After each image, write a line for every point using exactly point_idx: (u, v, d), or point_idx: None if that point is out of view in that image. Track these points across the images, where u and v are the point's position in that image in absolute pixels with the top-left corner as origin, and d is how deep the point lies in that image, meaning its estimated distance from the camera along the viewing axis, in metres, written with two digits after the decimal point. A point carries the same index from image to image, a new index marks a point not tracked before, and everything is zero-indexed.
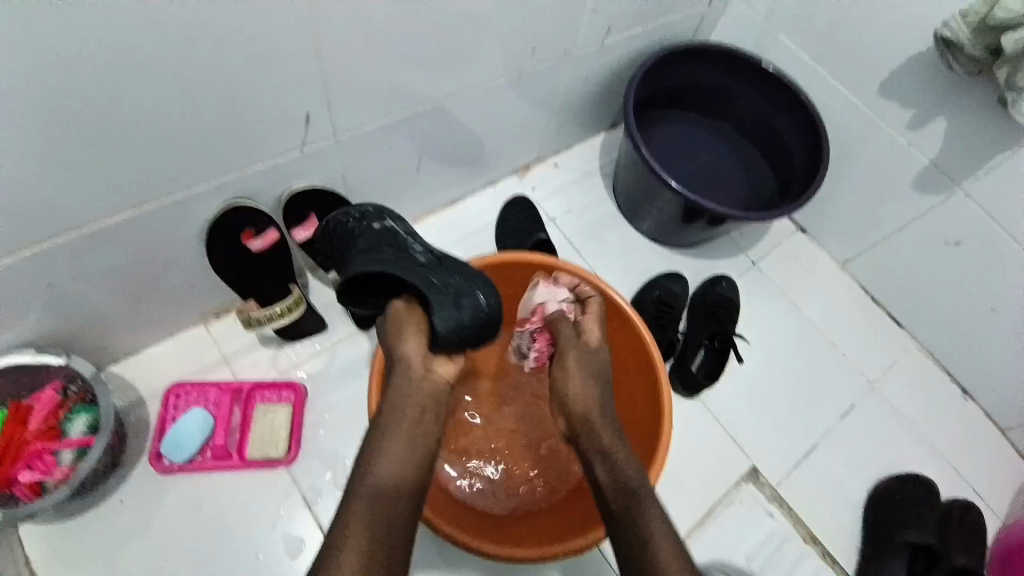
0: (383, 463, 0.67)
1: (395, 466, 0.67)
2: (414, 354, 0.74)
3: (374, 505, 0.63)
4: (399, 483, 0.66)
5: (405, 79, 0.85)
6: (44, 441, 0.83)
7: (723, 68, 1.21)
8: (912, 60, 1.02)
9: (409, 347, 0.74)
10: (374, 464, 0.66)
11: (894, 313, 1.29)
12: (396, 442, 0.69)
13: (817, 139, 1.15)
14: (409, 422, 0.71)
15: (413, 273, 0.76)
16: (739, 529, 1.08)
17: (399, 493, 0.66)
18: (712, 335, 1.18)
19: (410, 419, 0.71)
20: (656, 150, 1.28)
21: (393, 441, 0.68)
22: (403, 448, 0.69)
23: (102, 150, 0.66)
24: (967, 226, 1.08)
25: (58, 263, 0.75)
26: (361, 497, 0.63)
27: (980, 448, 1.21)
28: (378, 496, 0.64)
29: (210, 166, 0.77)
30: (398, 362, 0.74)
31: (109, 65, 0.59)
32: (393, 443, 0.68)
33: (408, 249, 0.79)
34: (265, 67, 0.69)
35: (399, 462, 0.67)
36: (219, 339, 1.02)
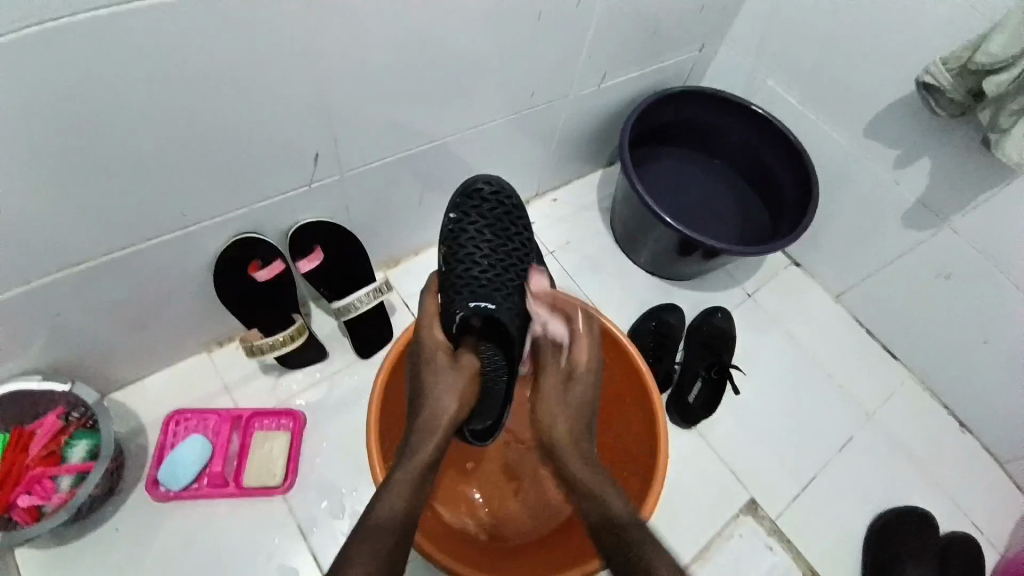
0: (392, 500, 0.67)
1: (405, 508, 0.68)
2: (451, 411, 0.74)
3: (381, 539, 0.64)
4: (405, 521, 0.67)
5: (407, 118, 0.89)
6: (44, 466, 0.85)
7: (714, 108, 1.26)
8: (896, 103, 1.06)
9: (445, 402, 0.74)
10: (382, 503, 0.67)
11: (889, 345, 1.30)
12: (408, 483, 0.69)
13: (807, 176, 1.18)
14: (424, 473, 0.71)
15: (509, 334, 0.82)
16: (739, 563, 1.07)
17: (404, 532, 0.67)
18: (710, 366, 1.19)
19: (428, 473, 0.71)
20: (652, 184, 1.31)
21: (403, 483, 0.69)
22: (413, 492, 0.69)
23: (116, 184, 0.69)
24: (956, 260, 1.10)
25: (69, 291, 0.77)
26: (370, 533, 0.64)
27: (979, 481, 1.20)
28: (388, 532, 0.65)
29: (219, 201, 0.80)
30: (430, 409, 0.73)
31: (126, 103, 0.63)
32: (406, 480, 0.69)
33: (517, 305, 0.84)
34: (275, 107, 0.73)
35: (409, 507, 0.68)
36: (221, 367, 1.04)
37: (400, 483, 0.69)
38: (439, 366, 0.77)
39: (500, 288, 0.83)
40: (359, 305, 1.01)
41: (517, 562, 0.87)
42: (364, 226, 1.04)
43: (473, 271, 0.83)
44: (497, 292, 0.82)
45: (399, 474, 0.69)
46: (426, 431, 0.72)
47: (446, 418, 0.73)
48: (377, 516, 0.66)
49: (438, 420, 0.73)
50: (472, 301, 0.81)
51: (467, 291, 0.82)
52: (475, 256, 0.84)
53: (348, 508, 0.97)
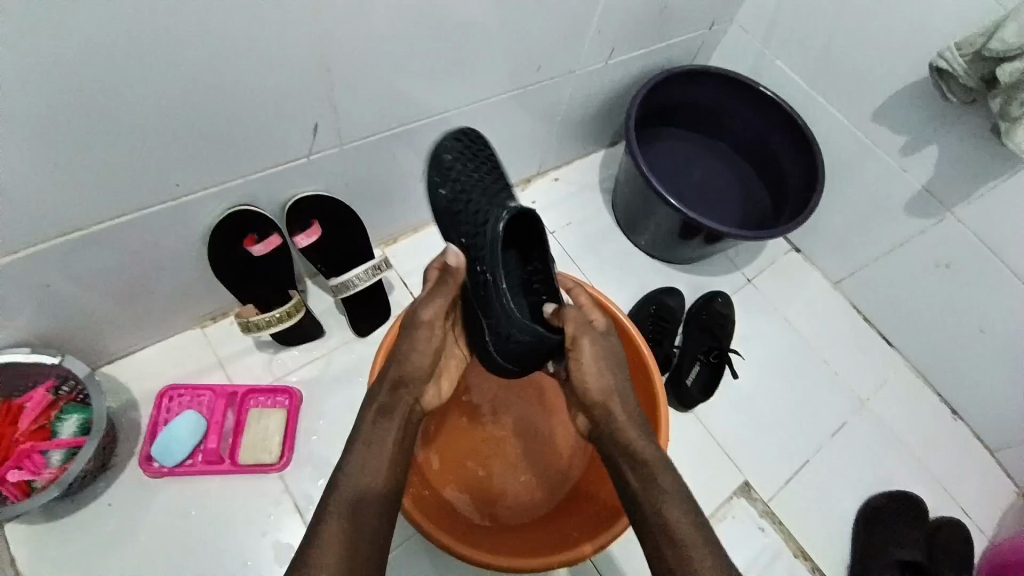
0: (364, 475, 0.63)
1: (379, 476, 0.63)
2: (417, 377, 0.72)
3: (352, 512, 0.60)
4: (381, 494, 0.63)
5: (409, 90, 0.86)
6: (33, 440, 0.82)
7: (721, 89, 1.24)
8: (906, 88, 1.04)
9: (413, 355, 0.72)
10: (353, 470, 0.63)
11: (885, 333, 1.30)
12: (378, 452, 0.65)
13: (813, 160, 1.17)
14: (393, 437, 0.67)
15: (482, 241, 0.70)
16: (732, 544, 1.08)
17: (379, 502, 0.62)
18: (708, 351, 1.18)
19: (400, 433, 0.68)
20: (655, 165, 1.29)
21: (372, 435, 0.66)
22: (384, 457, 0.65)
23: (110, 151, 0.67)
24: (957, 249, 1.10)
25: (57, 262, 0.74)
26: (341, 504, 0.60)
27: (968, 467, 1.22)
28: (358, 505, 0.61)
29: (215, 171, 0.77)
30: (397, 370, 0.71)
31: (120, 66, 0.60)
32: (372, 452, 0.64)
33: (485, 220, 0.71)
34: (273, 73, 0.70)
35: (383, 476, 0.64)
36: (215, 342, 1.02)
37: (366, 436, 0.66)
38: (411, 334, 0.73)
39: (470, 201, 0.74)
40: (357, 283, 0.98)
41: (500, 536, 0.87)
42: (363, 201, 1.02)
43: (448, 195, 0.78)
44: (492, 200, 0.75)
45: (370, 430, 0.66)
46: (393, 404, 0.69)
47: (405, 378, 0.71)
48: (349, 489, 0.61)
49: (399, 378, 0.71)
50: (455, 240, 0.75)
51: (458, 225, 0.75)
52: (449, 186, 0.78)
53: None
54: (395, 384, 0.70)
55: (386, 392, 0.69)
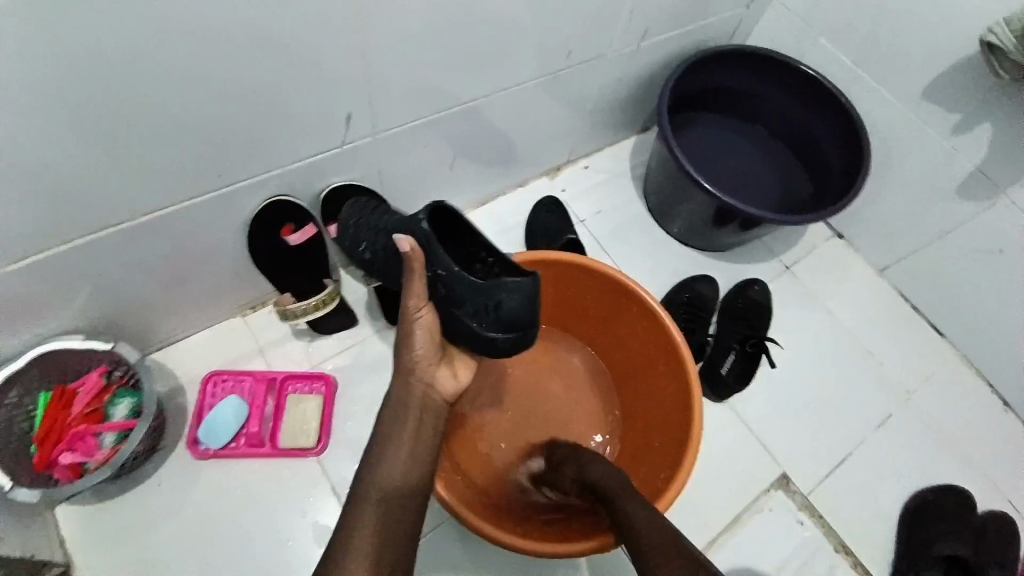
0: (395, 466, 0.64)
1: (403, 467, 0.64)
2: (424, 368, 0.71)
3: (385, 503, 0.61)
4: (409, 483, 0.64)
5: (440, 80, 0.86)
6: (88, 423, 0.88)
7: (759, 71, 1.20)
8: (959, 64, 0.99)
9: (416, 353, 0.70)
10: (380, 461, 0.64)
11: (932, 321, 1.25)
12: (406, 448, 0.66)
13: (856, 142, 1.12)
14: (414, 426, 0.68)
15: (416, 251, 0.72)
16: (768, 537, 1.06)
17: (407, 488, 0.64)
18: (743, 340, 1.16)
19: (419, 422, 0.68)
20: (689, 151, 1.27)
21: (392, 425, 0.67)
22: (408, 446, 0.66)
23: (155, 146, 0.69)
24: (1012, 234, 1.04)
25: (107, 252, 0.78)
26: (376, 492, 0.61)
27: (1022, 461, 1.16)
28: (388, 492, 0.62)
29: (253, 162, 0.79)
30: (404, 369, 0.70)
31: (163, 62, 0.61)
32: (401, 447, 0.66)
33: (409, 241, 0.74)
34: (308, 66, 0.71)
35: (410, 466, 0.65)
36: (254, 330, 1.05)
37: (386, 428, 0.67)
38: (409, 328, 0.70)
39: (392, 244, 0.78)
40: None
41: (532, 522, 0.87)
42: (395, 191, 1.03)
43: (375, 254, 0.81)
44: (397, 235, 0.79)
45: (391, 422, 0.67)
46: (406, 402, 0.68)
47: (415, 368, 0.70)
48: (381, 481, 0.63)
49: (409, 367, 0.70)
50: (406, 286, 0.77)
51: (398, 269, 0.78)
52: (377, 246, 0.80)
53: None
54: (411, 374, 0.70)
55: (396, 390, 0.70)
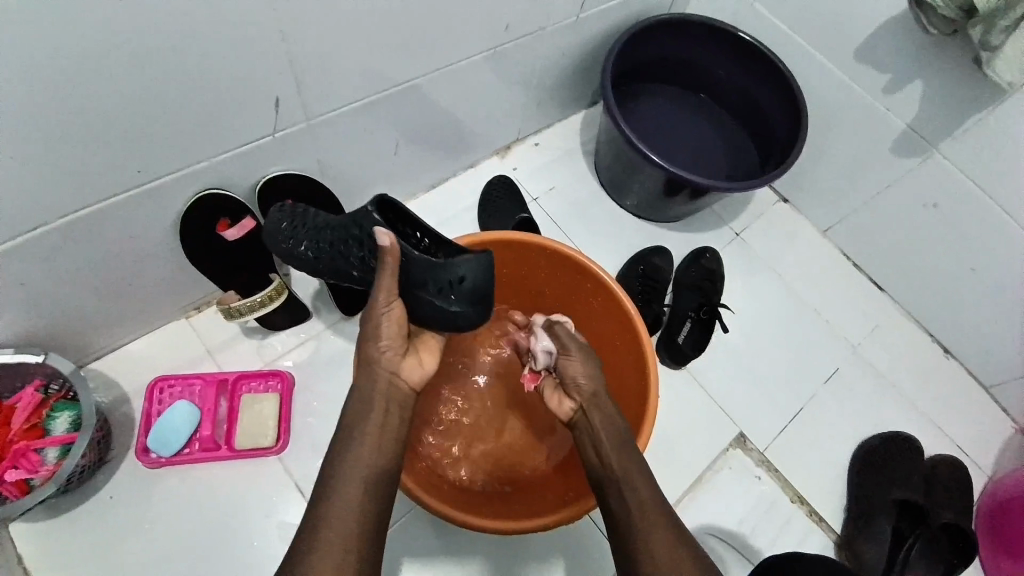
0: (362, 457, 0.63)
1: (370, 456, 0.64)
2: (388, 358, 0.70)
3: (357, 493, 0.61)
4: (377, 471, 0.64)
5: (375, 61, 0.83)
6: (28, 439, 0.83)
7: (699, 39, 1.20)
8: (887, 24, 1.01)
9: (382, 347, 0.70)
10: (345, 452, 0.64)
11: (875, 277, 1.30)
12: (373, 437, 0.65)
13: (796, 107, 1.14)
14: (381, 417, 0.67)
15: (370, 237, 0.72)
16: (729, 495, 1.09)
17: (375, 478, 0.63)
18: (699, 307, 1.18)
19: (385, 414, 0.68)
20: (636, 123, 1.27)
21: (355, 418, 0.66)
22: (374, 437, 0.65)
23: (69, 144, 0.65)
24: (945, 189, 1.09)
25: (29, 260, 0.74)
26: (344, 482, 0.61)
27: (962, 403, 1.23)
28: (353, 482, 0.61)
29: (181, 156, 0.75)
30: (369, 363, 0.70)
31: (66, 53, 0.57)
32: (367, 439, 0.65)
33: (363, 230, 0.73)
34: (229, 53, 0.67)
35: (377, 457, 0.64)
36: (202, 331, 1.01)
37: (348, 420, 0.66)
38: (376, 317, 0.70)
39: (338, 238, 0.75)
40: None
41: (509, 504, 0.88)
42: (339, 179, 1.00)
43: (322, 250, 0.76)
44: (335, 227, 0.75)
45: (354, 414, 0.66)
46: (370, 395, 0.68)
47: (379, 360, 0.70)
48: (351, 474, 0.62)
49: (374, 359, 0.70)
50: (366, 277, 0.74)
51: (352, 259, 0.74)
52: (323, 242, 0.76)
53: None
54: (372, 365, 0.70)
55: (359, 384, 0.69)
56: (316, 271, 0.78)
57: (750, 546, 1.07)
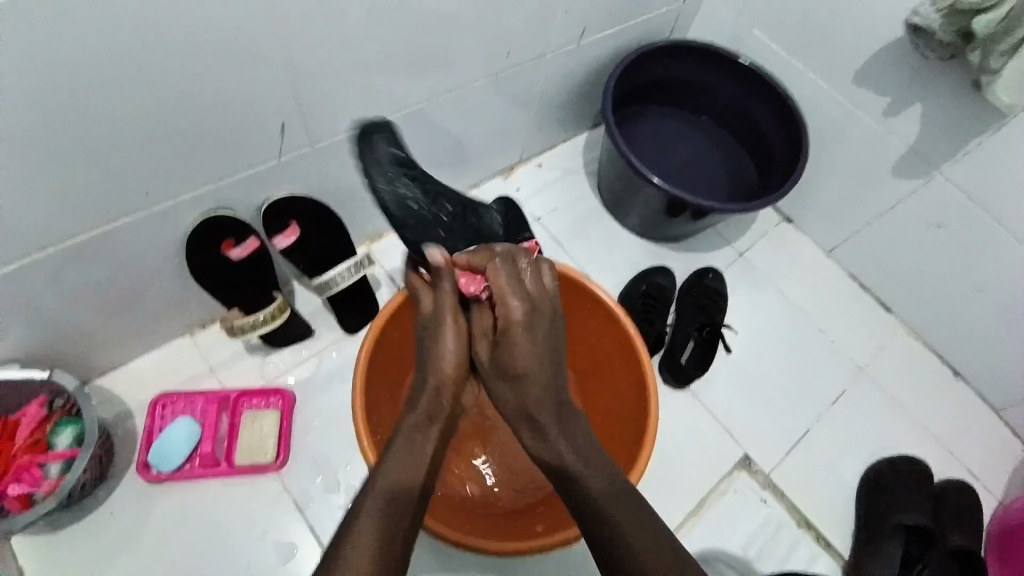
0: (398, 471, 0.64)
1: (412, 475, 0.64)
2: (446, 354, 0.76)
3: (388, 502, 0.60)
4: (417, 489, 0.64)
5: (378, 85, 0.85)
6: (32, 454, 0.84)
7: (698, 63, 1.22)
8: (884, 48, 1.02)
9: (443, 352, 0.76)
10: (384, 472, 0.64)
11: (881, 298, 1.29)
12: (404, 452, 0.66)
13: (795, 128, 1.15)
14: (423, 441, 0.69)
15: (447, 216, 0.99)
16: (733, 517, 1.08)
17: (414, 498, 0.63)
18: (701, 327, 1.18)
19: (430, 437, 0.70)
20: (636, 145, 1.29)
21: (409, 441, 0.68)
22: (417, 461, 0.66)
23: (80, 166, 0.67)
24: (947, 209, 1.08)
25: (38, 277, 0.75)
26: (374, 498, 0.60)
27: (973, 426, 1.21)
28: (391, 500, 0.61)
29: (188, 177, 0.77)
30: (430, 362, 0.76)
31: (77, 76, 0.59)
32: (401, 456, 0.66)
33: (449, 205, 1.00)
34: (237, 80, 0.70)
35: (415, 474, 0.64)
36: (205, 349, 1.03)
37: (401, 440, 0.68)
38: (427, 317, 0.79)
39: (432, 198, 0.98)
40: (342, 280, 0.98)
41: (522, 526, 0.87)
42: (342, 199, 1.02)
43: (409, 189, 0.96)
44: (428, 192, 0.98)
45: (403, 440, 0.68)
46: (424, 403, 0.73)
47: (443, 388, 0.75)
48: (383, 484, 0.62)
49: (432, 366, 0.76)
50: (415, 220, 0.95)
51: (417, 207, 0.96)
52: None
53: (343, 482, 0.97)
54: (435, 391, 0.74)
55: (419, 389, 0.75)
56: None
57: (755, 570, 1.05)
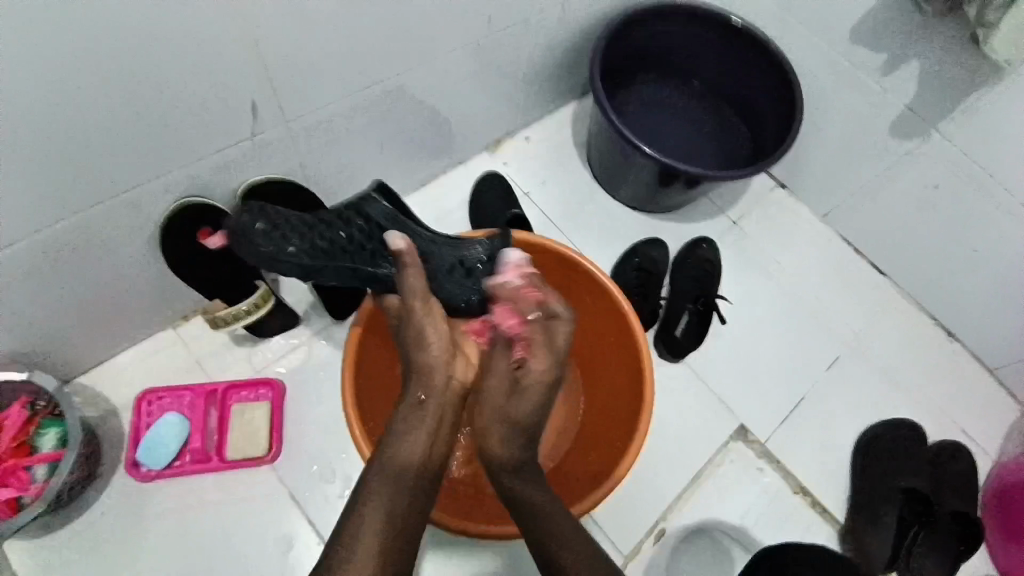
0: (407, 450, 0.65)
1: (420, 459, 0.65)
2: (435, 346, 0.69)
3: (396, 482, 0.63)
4: (418, 474, 0.64)
5: (354, 58, 0.81)
6: (16, 458, 0.81)
7: (688, 24, 1.17)
8: (882, 3, 0.98)
9: (430, 346, 0.69)
10: (389, 456, 0.64)
11: (877, 263, 1.28)
12: (407, 428, 0.66)
13: (789, 90, 1.12)
14: (431, 418, 0.67)
15: (358, 229, 0.76)
16: (731, 487, 1.08)
17: (420, 478, 0.64)
18: (696, 299, 1.16)
19: (436, 425, 0.67)
20: (626, 113, 1.24)
21: (408, 426, 0.66)
22: (427, 438, 0.66)
23: (38, 158, 0.63)
24: (946, 170, 1.06)
25: (6, 275, 0.72)
26: (381, 482, 0.63)
27: (968, 387, 1.21)
28: (396, 482, 0.63)
29: (158, 164, 0.73)
30: (417, 360, 0.70)
31: (25, 62, 0.55)
32: (405, 432, 0.66)
33: (364, 215, 0.77)
34: (202, 61, 0.66)
35: (426, 455, 0.65)
36: (190, 341, 1.00)
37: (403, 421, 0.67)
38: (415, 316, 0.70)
39: (329, 221, 0.75)
40: None
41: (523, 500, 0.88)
42: (323, 180, 0.98)
43: (313, 230, 0.74)
44: (323, 214, 0.76)
45: (406, 422, 0.66)
46: (422, 388, 0.68)
47: (435, 368, 0.69)
48: (391, 463, 0.64)
49: (423, 368, 0.69)
50: (344, 264, 0.74)
51: (328, 250, 0.74)
52: (320, 238, 0.74)
53: (340, 471, 0.96)
54: (427, 374, 0.69)
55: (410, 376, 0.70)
56: (305, 271, 0.73)
57: (753, 539, 1.05)
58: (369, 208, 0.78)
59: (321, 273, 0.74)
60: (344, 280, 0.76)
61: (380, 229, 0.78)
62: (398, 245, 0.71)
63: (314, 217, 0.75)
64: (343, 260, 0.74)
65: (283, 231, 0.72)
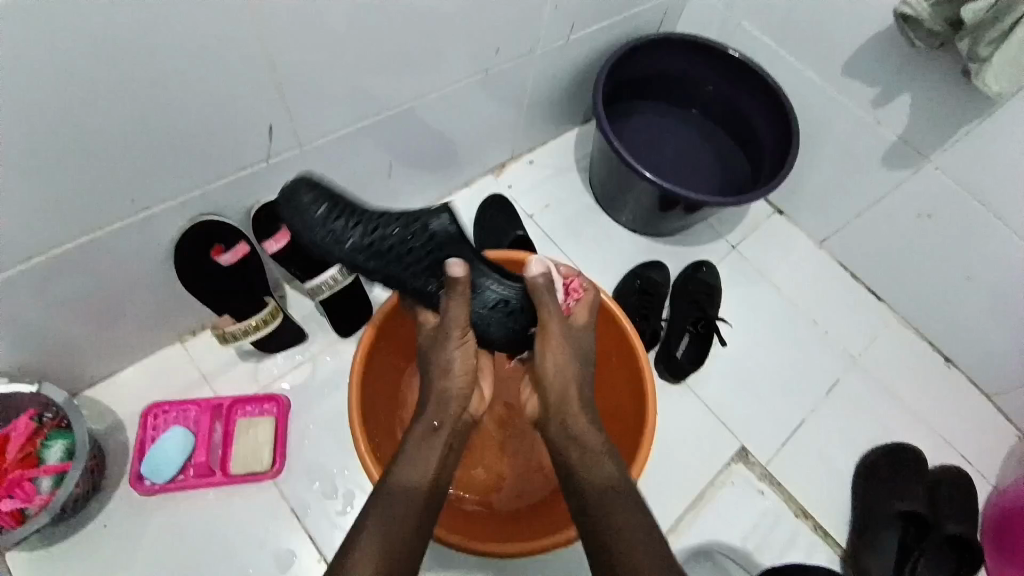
0: (412, 471, 0.64)
1: (424, 482, 0.64)
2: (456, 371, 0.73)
3: (398, 502, 0.61)
4: (422, 498, 0.63)
5: (367, 84, 0.84)
6: (23, 468, 0.82)
7: (688, 56, 1.21)
8: (873, 39, 1.02)
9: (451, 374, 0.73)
10: (395, 477, 0.64)
11: (873, 288, 1.30)
12: (415, 450, 0.67)
13: (785, 120, 1.15)
14: (440, 442, 0.68)
15: (417, 243, 0.78)
16: (731, 509, 1.08)
17: (423, 500, 0.63)
18: (695, 321, 1.18)
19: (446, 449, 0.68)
20: (627, 140, 1.28)
21: (421, 449, 0.67)
22: (434, 463, 0.66)
23: (62, 175, 0.65)
24: (938, 198, 1.08)
25: (22, 288, 0.74)
26: (383, 500, 0.61)
27: (966, 412, 1.22)
28: (399, 502, 0.61)
29: (175, 183, 0.76)
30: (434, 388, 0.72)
31: (56, 83, 0.58)
32: (415, 453, 0.66)
33: (429, 231, 0.78)
34: (222, 85, 0.69)
35: (430, 478, 0.65)
36: (196, 357, 1.01)
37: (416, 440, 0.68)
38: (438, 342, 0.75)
39: (393, 229, 0.78)
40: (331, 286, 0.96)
41: (524, 523, 0.88)
42: None
43: (378, 233, 0.78)
44: (392, 221, 0.78)
45: (416, 444, 0.67)
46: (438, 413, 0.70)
47: (454, 395, 0.72)
48: (395, 484, 0.63)
49: (443, 390, 0.72)
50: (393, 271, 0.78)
51: (384, 255, 0.78)
52: (378, 233, 0.78)
53: (342, 488, 0.96)
54: (444, 400, 0.72)
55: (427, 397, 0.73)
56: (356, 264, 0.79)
57: (755, 562, 1.05)
58: (437, 228, 0.79)
59: (372, 270, 0.79)
60: (389, 282, 0.80)
61: (438, 250, 0.79)
62: (454, 274, 0.73)
63: (382, 220, 0.78)
64: (393, 267, 0.78)
65: (346, 229, 0.77)
